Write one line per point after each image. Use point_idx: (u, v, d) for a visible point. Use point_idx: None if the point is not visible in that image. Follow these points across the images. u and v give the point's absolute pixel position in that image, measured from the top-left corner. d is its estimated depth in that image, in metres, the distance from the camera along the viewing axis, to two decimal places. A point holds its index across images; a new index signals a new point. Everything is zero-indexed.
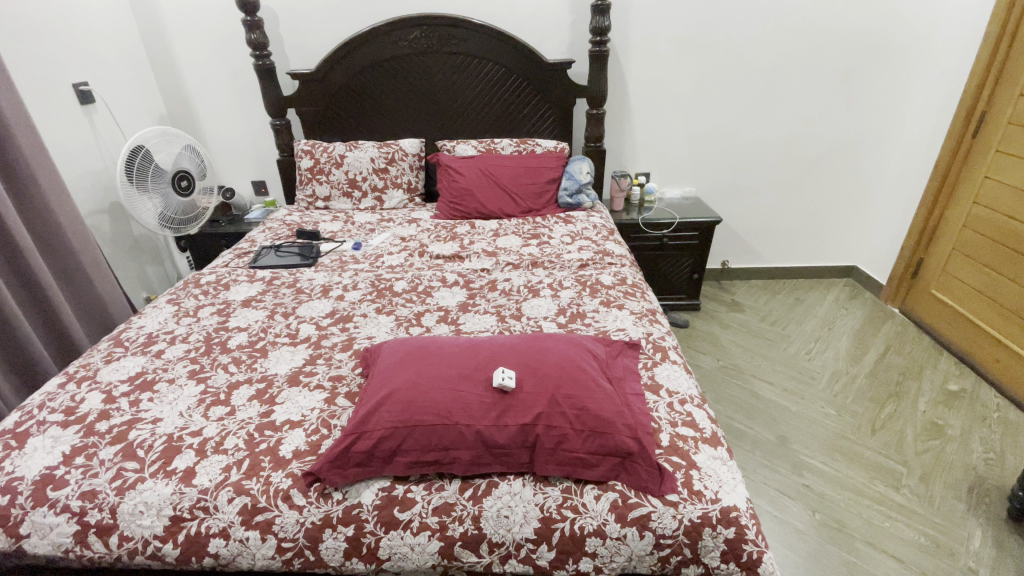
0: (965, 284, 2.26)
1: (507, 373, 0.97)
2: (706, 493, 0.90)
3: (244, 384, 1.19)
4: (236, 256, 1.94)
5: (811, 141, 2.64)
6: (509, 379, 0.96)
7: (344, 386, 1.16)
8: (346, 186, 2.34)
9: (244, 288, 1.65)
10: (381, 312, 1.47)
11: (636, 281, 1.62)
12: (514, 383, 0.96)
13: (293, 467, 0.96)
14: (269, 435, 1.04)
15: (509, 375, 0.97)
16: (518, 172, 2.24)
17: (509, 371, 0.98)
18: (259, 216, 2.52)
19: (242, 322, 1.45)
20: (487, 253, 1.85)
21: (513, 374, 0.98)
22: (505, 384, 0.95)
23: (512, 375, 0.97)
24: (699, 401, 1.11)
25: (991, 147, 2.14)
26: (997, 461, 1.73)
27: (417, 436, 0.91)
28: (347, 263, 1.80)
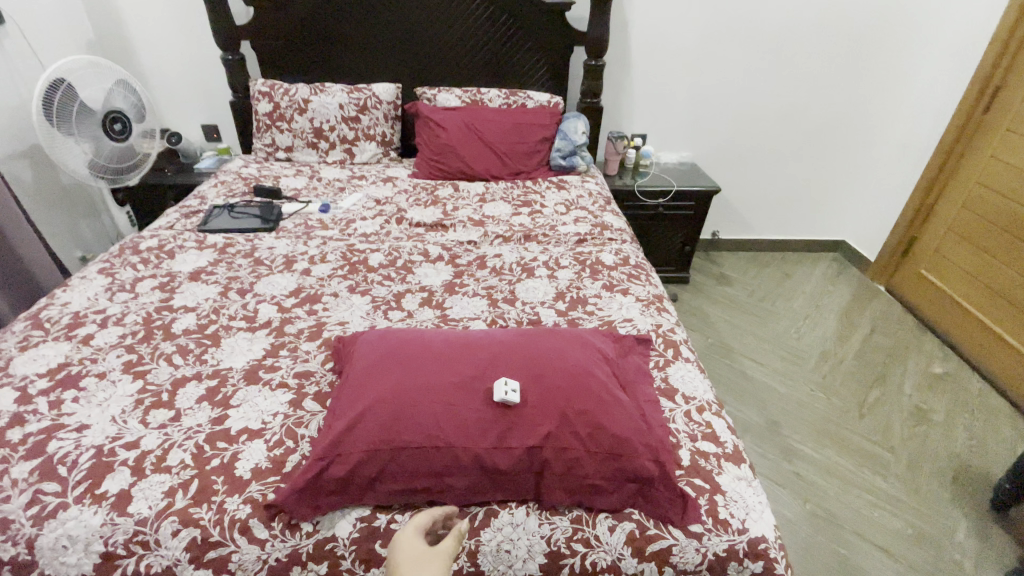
0: (957, 266, 2.21)
1: (510, 385, 0.82)
2: (733, 522, 0.80)
3: (191, 381, 1.01)
4: (183, 215, 1.68)
5: (815, 107, 2.49)
6: (512, 392, 0.81)
7: (312, 385, 1.00)
8: (312, 136, 2.07)
9: (193, 257, 1.42)
10: (355, 290, 1.28)
11: (639, 261, 1.47)
12: (518, 396, 0.81)
13: (252, 491, 0.81)
14: (222, 449, 0.88)
15: (512, 386, 0.82)
16: (507, 128, 2.02)
17: (511, 380, 0.83)
18: (212, 166, 2.23)
19: (189, 301, 1.24)
20: (474, 221, 1.66)
21: (517, 384, 0.83)
22: (507, 399, 0.80)
23: (516, 386, 0.82)
24: (716, 408, 1.00)
25: (1001, 124, 2.04)
26: (981, 448, 1.72)
27: (402, 461, 0.76)
28: (314, 229, 1.59)
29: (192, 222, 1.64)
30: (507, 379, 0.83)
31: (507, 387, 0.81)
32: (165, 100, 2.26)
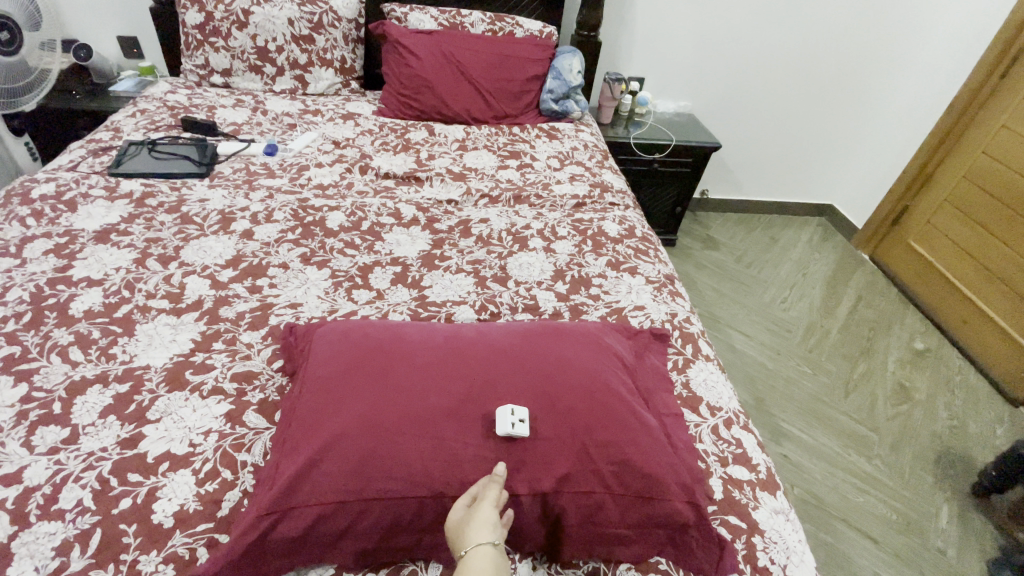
0: (950, 239, 2.15)
1: (517, 412, 0.65)
2: (774, 569, 0.68)
3: (95, 386, 0.78)
4: (90, 152, 1.35)
5: (824, 59, 2.29)
6: (520, 423, 0.64)
7: (255, 392, 0.79)
8: (255, 58, 1.71)
9: (101, 211, 1.13)
10: (310, 261, 1.05)
11: (644, 232, 1.29)
12: (527, 427, 0.64)
13: (176, 545, 0.62)
14: (135, 484, 0.67)
15: (519, 414, 0.65)
16: (492, 62, 1.72)
17: (517, 405, 0.66)
18: (132, 88, 1.83)
19: (94, 272, 0.97)
20: (453, 175, 1.41)
21: (525, 410, 0.65)
22: (515, 432, 0.63)
23: (524, 414, 0.65)
24: (743, 420, 0.87)
25: (1019, 90, 1.90)
26: (960, 429, 1.73)
27: (377, 514, 0.59)
28: (258, 178, 1.30)
29: (102, 162, 1.32)
30: (513, 405, 0.66)
31: (514, 416, 0.64)
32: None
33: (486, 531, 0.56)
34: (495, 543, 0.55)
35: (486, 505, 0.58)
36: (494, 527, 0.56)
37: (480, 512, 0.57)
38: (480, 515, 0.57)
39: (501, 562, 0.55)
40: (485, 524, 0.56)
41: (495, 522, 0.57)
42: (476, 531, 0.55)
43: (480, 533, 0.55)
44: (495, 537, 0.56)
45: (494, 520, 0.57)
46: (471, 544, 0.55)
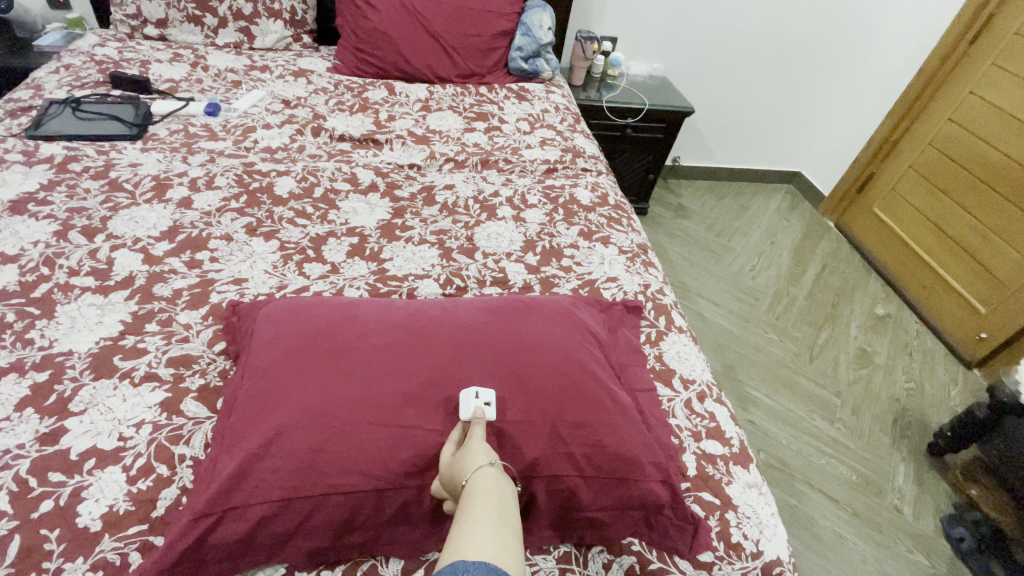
0: (914, 207, 2.18)
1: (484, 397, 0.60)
2: (747, 545, 0.67)
3: (8, 376, 0.69)
4: (4, 112, 1.20)
5: (799, 22, 2.24)
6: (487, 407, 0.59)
7: (194, 378, 0.71)
8: (192, 7, 1.54)
9: (15, 177, 1.01)
10: (257, 232, 0.96)
11: (617, 199, 1.24)
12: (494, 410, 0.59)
13: (104, 551, 0.56)
14: (56, 485, 0.60)
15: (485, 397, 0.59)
16: (457, 16, 1.60)
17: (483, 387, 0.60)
18: (58, 43, 1.62)
19: (8, 247, 0.86)
20: (416, 138, 1.32)
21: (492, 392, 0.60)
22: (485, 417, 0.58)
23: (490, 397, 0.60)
24: (716, 392, 0.85)
25: (988, 56, 1.90)
26: (917, 391, 1.79)
27: (331, 510, 0.54)
28: (198, 140, 1.18)
29: (17, 122, 1.17)
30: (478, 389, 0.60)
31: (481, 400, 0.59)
32: None
33: (481, 457, 0.53)
34: (494, 463, 0.53)
35: (476, 435, 0.56)
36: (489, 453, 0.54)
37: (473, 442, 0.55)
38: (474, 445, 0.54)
39: (504, 481, 0.52)
40: (478, 452, 0.54)
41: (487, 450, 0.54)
42: (472, 460, 0.53)
43: (476, 459, 0.53)
44: (493, 459, 0.53)
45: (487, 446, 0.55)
46: (471, 469, 0.52)
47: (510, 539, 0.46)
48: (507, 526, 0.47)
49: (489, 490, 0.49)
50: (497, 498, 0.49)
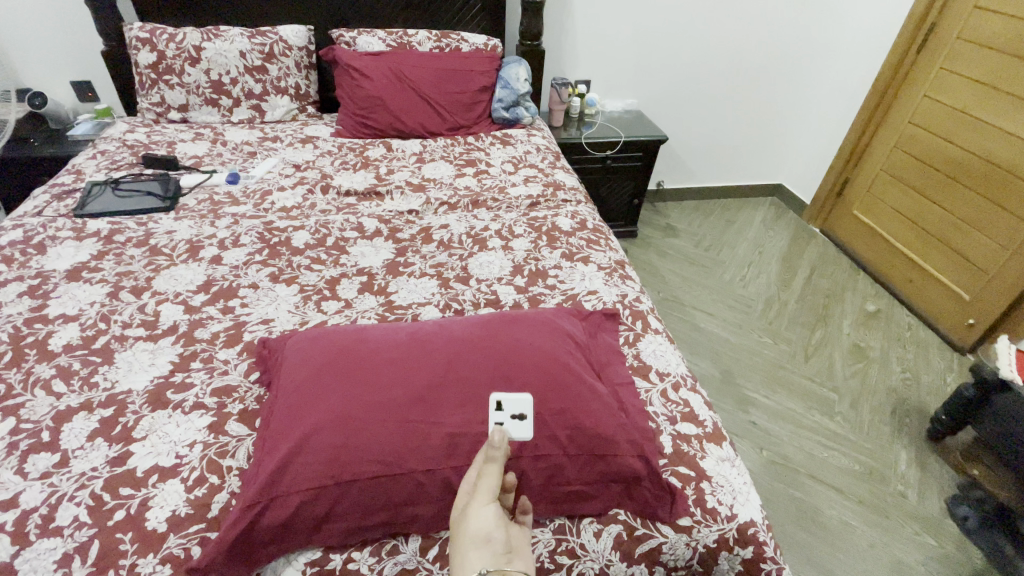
0: (889, 206, 2.28)
1: (516, 409, 0.71)
2: (721, 510, 0.76)
3: (80, 413, 0.82)
4: (53, 196, 1.38)
5: (758, 49, 2.43)
6: (519, 420, 0.71)
7: (236, 403, 0.84)
8: (210, 92, 1.75)
9: (69, 251, 1.17)
10: (279, 279, 1.10)
11: (596, 223, 1.37)
12: (527, 423, 0.71)
13: (171, 546, 0.67)
14: (127, 497, 0.72)
15: (516, 409, 0.71)
16: (442, 77, 1.80)
17: (517, 400, 0.72)
18: (89, 131, 1.85)
19: (69, 309, 1.01)
20: (413, 187, 1.48)
21: (525, 406, 0.71)
22: (513, 431, 0.70)
23: (524, 412, 0.71)
24: (691, 383, 0.95)
25: (935, 62, 2.03)
26: (913, 380, 1.85)
27: (356, 495, 0.65)
28: (223, 206, 1.35)
29: (66, 204, 1.35)
30: (515, 400, 0.72)
31: (509, 410, 0.71)
32: (15, 51, 1.82)
33: (483, 518, 0.55)
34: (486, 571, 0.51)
35: (473, 518, 0.55)
36: (485, 551, 0.53)
37: (468, 531, 0.54)
38: (469, 537, 0.54)
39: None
40: (473, 547, 0.53)
41: (483, 539, 0.54)
42: (465, 559, 0.53)
43: (468, 560, 0.52)
44: (487, 563, 0.52)
45: (482, 539, 0.54)
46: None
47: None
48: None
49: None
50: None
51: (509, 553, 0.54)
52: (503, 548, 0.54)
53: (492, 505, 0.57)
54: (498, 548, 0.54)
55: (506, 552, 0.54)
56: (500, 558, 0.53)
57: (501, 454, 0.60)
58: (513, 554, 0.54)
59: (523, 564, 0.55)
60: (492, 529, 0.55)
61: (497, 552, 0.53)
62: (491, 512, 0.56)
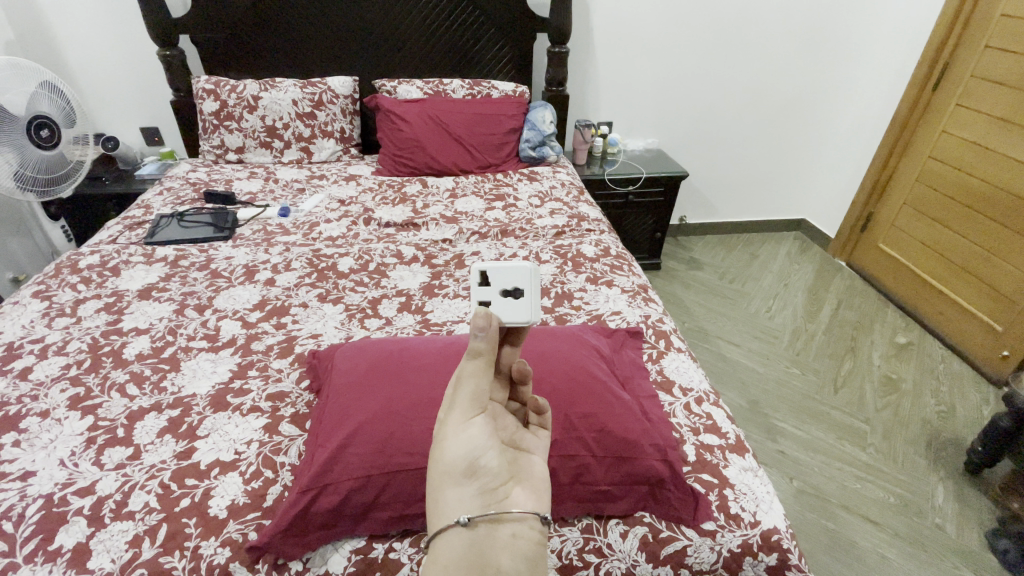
0: (915, 238, 2.28)
1: (509, 283, 0.51)
2: (745, 516, 0.78)
3: (150, 413, 0.91)
4: (125, 227, 1.54)
5: (775, 90, 2.52)
6: (512, 298, 0.51)
7: (288, 407, 0.92)
8: (264, 135, 1.94)
9: (140, 273, 1.30)
10: (326, 299, 1.20)
11: (619, 251, 1.44)
12: (524, 301, 0.50)
13: (231, 531, 0.73)
14: (192, 486, 0.79)
15: (510, 283, 0.51)
16: (474, 120, 1.94)
17: (512, 269, 0.50)
18: (155, 171, 2.04)
19: (140, 323, 1.12)
20: (446, 219, 1.59)
21: (524, 278, 0.50)
22: (506, 314, 0.51)
23: (522, 286, 0.50)
24: (714, 397, 0.98)
25: (951, 99, 2.08)
26: (948, 413, 1.81)
27: (399, 485, 0.71)
28: (275, 236, 1.48)
29: (137, 234, 1.50)
30: (507, 271, 0.50)
31: (499, 285, 0.51)
32: (96, 102, 2.06)
33: (467, 445, 0.47)
34: (471, 521, 0.44)
35: (451, 443, 0.47)
36: (471, 488, 0.46)
37: (447, 465, 0.46)
38: (448, 472, 0.46)
39: (491, 540, 0.44)
40: (454, 485, 0.46)
41: (467, 474, 0.46)
42: (447, 499, 0.46)
43: (449, 501, 0.45)
44: (473, 508, 0.45)
45: (465, 473, 0.46)
46: (442, 520, 0.45)
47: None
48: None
49: (455, 564, 0.43)
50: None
51: (500, 488, 0.47)
52: (491, 481, 0.47)
53: (477, 423, 0.48)
54: (486, 484, 0.47)
55: (495, 485, 0.47)
56: (490, 497, 0.46)
57: (486, 351, 0.47)
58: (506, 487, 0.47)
59: (521, 496, 0.48)
60: (479, 459, 0.47)
61: (486, 489, 0.47)
62: (476, 436, 0.47)
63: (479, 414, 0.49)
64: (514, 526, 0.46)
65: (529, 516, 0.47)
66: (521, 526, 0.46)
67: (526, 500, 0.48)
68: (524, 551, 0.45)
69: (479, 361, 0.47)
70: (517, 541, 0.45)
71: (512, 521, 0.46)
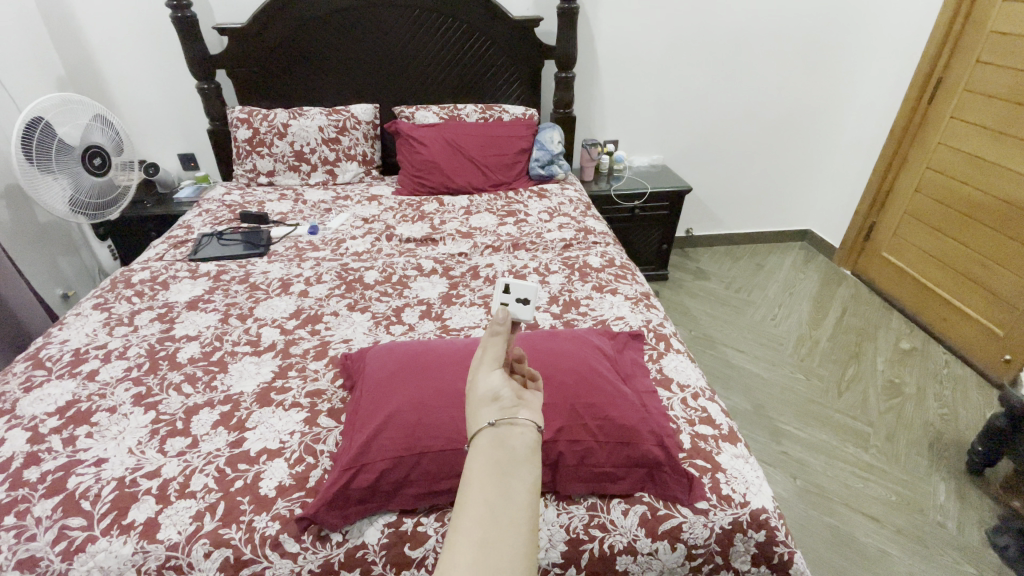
0: (916, 246, 2.34)
1: (523, 294, 0.72)
2: (735, 496, 0.87)
3: (204, 408, 1.03)
4: (169, 245, 1.68)
5: (776, 106, 2.61)
6: (523, 304, 0.72)
7: (325, 403, 1.03)
8: (293, 159, 2.09)
9: (187, 287, 1.43)
10: (354, 308, 1.32)
11: (624, 262, 1.55)
12: (531, 309, 0.71)
13: (280, 508, 0.84)
14: (244, 470, 0.90)
15: (523, 293, 0.72)
16: (486, 141, 2.07)
17: (524, 283, 0.72)
18: (192, 194, 2.20)
19: (190, 330, 1.25)
20: (462, 234, 1.70)
21: (533, 291, 0.72)
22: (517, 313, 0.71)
23: (529, 296, 0.72)
24: (710, 393, 1.07)
25: (946, 112, 2.15)
26: (951, 415, 1.85)
27: (426, 465, 0.82)
28: (306, 252, 1.61)
29: (181, 252, 1.64)
30: (522, 286, 0.71)
31: (515, 294, 0.72)
32: (139, 131, 2.24)
33: (492, 382, 0.55)
34: (495, 423, 0.51)
35: (480, 382, 0.55)
36: (493, 407, 0.53)
37: (476, 394, 0.54)
38: (477, 398, 0.54)
39: (509, 437, 0.50)
40: (482, 406, 0.53)
41: (491, 398, 0.53)
42: (476, 416, 0.53)
43: (478, 416, 0.52)
44: (494, 415, 0.52)
45: (491, 397, 0.53)
46: (472, 430, 0.52)
47: (506, 527, 0.44)
48: (504, 496, 0.45)
49: (483, 455, 0.49)
50: (486, 464, 0.48)
51: (517, 406, 0.53)
52: (510, 402, 0.53)
53: (498, 371, 0.57)
54: (505, 403, 0.53)
55: (514, 405, 0.53)
56: (508, 410, 0.52)
57: (505, 328, 0.58)
58: (521, 407, 0.53)
59: (533, 414, 0.53)
60: (499, 389, 0.55)
61: (505, 407, 0.53)
62: (497, 376, 0.56)
63: (500, 365, 0.58)
64: (524, 428, 0.51)
65: (537, 425, 0.53)
66: (532, 431, 0.51)
67: (537, 413, 0.53)
68: (535, 451, 0.50)
69: (499, 336, 0.59)
70: (526, 437, 0.50)
71: (522, 424, 0.51)
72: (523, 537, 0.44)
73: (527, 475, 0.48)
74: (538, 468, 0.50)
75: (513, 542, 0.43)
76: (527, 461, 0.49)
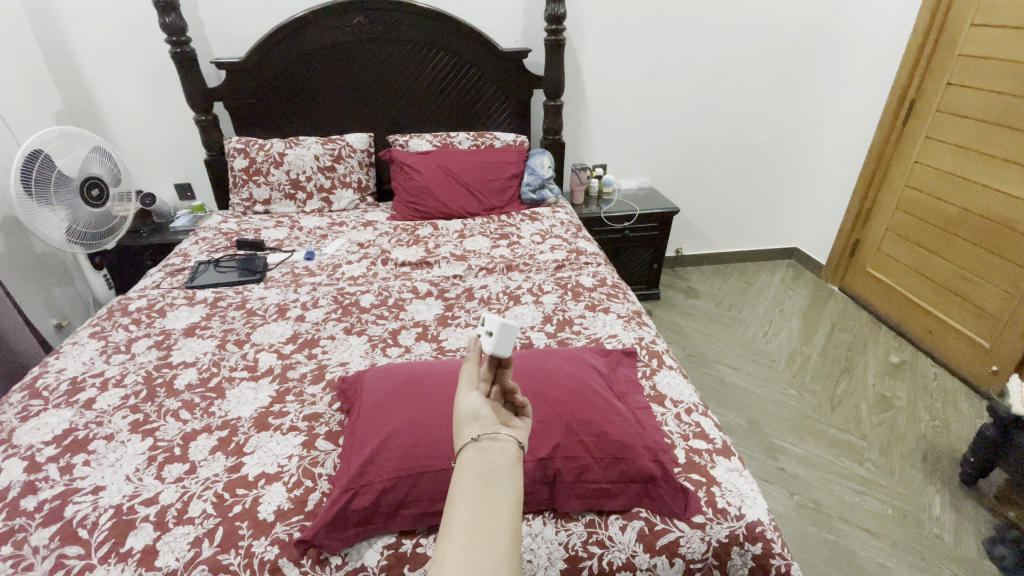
0: (899, 262, 2.40)
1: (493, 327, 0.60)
2: (731, 510, 0.88)
3: (202, 434, 1.03)
4: (167, 273, 1.69)
5: (758, 128, 2.70)
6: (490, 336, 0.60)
7: (322, 426, 1.04)
8: (289, 188, 2.13)
9: (184, 314, 1.45)
10: (351, 332, 1.34)
11: (615, 281, 1.58)
12: (494, 342, 0.59)
13: (279, 532, 0.84)
14: (243, 494, 0.90)
15: (490, 324, 0.60)
16: (478, 167, 2.13)
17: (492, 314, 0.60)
18: (187, 223, 2.22)
19: (188, 357, 1.26)
20: (456, 257, 1.74)
21: (496, 322, 0.59)
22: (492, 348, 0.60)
23: (493, 327, 0.60)
24: (703, 408, 1.09)
25: (921, 132, 2.24)
26: (943, 427, 1.88)
27: (425, 485, 0.83)
28: (302, 277, 1.63)
29: (178, 279, 1.65)
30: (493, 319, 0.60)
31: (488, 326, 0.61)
32: (136, 162, 2.27)
33: (472, 401, 0.58)
34: (477, 437, 0.53)
35: (461, 402, 0.58)
36: (475, 424, 0.55)
37: (459, 413, 0.57)
38: (460, 417, 0.56)
39: (491, 451, 0.52)
40: (464, 425, 0.56)
41: (472, 417, 0.56)
42: (460, 434, 0.55)
43: (461, 433, 0.55)
44: (476, 431, 0.54)
45: (471, 416, 0.56)
46: (456, 447, 0.54)
47: (491, 528, 0.46)
48: (487, 504, 0.47)
49: (467, 468, 0.51)
50: (469, 475, 0.50)
51: (497, 425, 0.56)
52: (490, 421, 0.56)
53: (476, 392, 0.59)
54: (486, 420, 0.56)
55: (494, 423, 0.56)
56: (490, 427, 0.55)
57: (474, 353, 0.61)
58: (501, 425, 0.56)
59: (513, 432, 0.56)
60: (479, 408, 0.57)
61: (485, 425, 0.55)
62: (475, 396, 0.59)
63: (477, 387, 0.61)
64: (505, 443, 0.54)
65: (517, 441, 0.55)
66: (513, 445, 0.54)
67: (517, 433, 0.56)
68: (516, 464, 0.53)
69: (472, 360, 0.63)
70: (507, 452, 0.53)
71: (503, 439, 0.54)
72: (507, 538, 0.45)
73: (509, 485, 0.50)
74: (519, 479, 0.52)
75: (499, 542, 0.45)
76: (508, 471, 0.51)
